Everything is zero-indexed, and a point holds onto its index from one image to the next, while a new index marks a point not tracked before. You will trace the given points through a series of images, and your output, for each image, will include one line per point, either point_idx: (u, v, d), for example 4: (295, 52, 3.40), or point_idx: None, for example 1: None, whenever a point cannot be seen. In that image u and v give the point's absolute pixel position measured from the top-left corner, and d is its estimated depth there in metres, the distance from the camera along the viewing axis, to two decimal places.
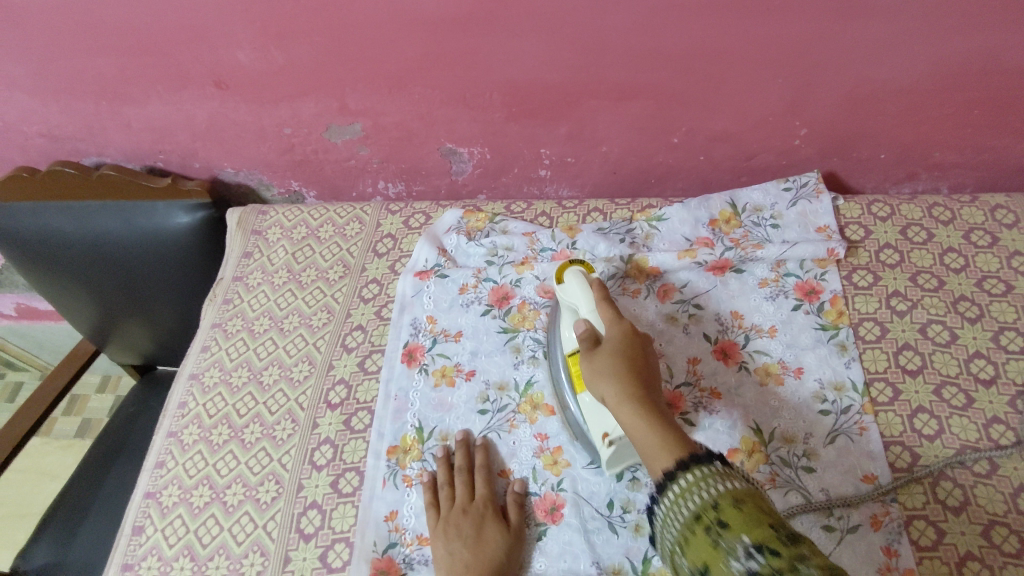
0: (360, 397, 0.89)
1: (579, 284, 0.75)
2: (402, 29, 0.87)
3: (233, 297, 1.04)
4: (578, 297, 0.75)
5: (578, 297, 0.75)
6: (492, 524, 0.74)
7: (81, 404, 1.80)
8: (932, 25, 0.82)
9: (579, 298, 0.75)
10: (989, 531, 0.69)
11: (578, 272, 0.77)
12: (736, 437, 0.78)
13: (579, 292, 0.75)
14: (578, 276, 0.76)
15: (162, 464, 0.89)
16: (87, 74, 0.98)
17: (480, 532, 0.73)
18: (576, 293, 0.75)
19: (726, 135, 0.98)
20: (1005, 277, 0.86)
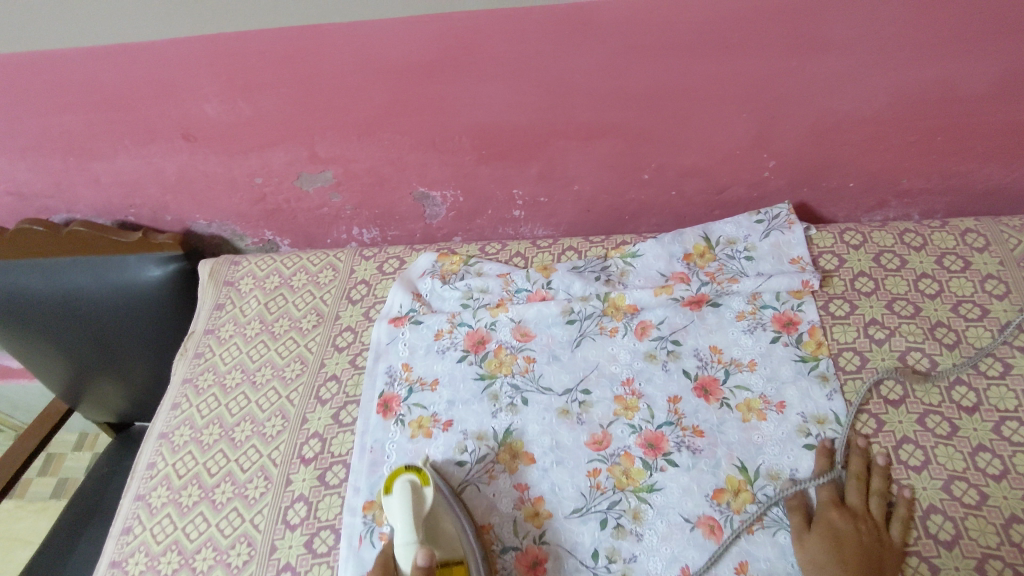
0: (335, 451, 0.86)
1: (404, 508, 0.69)
2: (368, 78, 0.88)
3: (204, 350, 1.01)
4: (400, 524, 0.69)
5: (400, 521, 0.69)
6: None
7: (56, 463, 1.75)
8: (889, 58, 0.84)
9: (399, 523, 0.69)
10: (982, 564, 0.68)
11: (409, 483, 0.71)
12: (721, 477, 0.76)
13: (400, 514, 0.69)
14: (405, 491, 0.70)
15: (129, 530, 0.85)
16: (53, 131, 0.97)
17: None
18: (399, 520, 0.69)
19: (697, 170, 0.99)
20: (980, 301, 0.86)
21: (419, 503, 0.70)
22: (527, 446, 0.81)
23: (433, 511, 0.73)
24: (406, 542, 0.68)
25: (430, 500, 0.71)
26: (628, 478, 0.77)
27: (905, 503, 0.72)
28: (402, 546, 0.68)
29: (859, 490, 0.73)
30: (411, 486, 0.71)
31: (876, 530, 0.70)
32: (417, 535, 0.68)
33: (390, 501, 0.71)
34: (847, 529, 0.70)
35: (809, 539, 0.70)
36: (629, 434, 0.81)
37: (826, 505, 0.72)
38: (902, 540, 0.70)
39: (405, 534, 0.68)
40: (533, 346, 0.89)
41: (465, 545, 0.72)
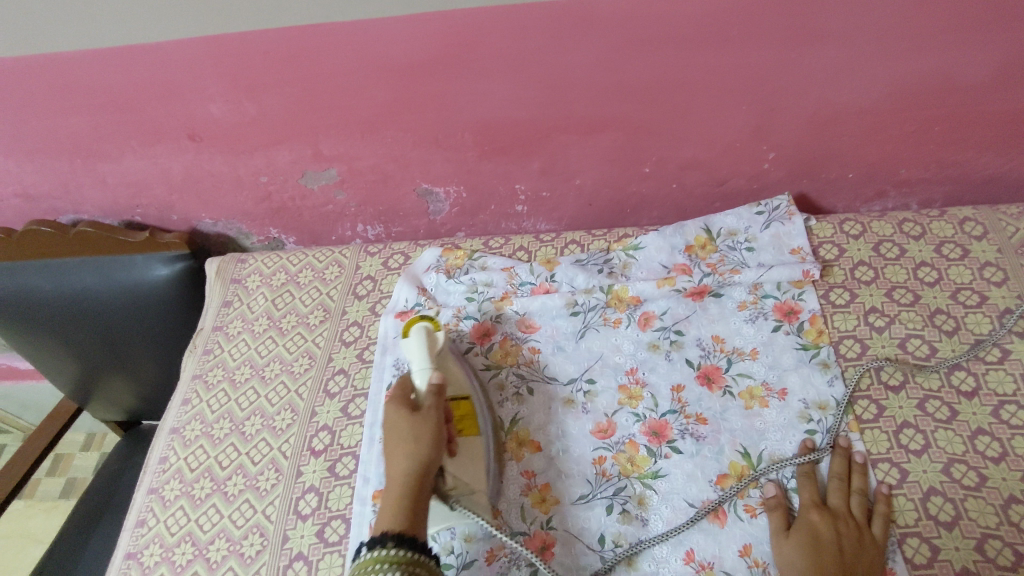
0: (344, 442, 0.88)
1: (421, 344, 0.77)
2: (371, 76, 0.89)
3: (213, 347, 1.03)
4: (416, 356, 0.76)
5: (416, 354, 0.76)
6: (395, 413, 0.69)
7: (65, 463, 1.76)
8: (885, 49, 0.85)
9: (416, 354, 0.76)
10: (982, 544, 0.69)
11: (425, 328, 0.80)
12: (725, 463, 0.77)
13: (417, 350, 0.77)
14: (422, 334, 0.79)
15: (143, 523, 0.87)
16: (61, 133, 0.98)
17: (387, 420, 0.70)
18: (416, 353, 0.77)
19: (697, 162, 1.00)
20: (978, 288, 0.87)
21: (432, 342, 0.79)
22: (533, 434, 0.83)
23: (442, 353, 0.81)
24: (422, 369, 0.76)
25: (442, 339, 0.80)
26: (633, 465, 0.79)
27: (884, 501, 0.72)
28: (418, 372, 0.76)
29: (841, 491, 0.73)
30: (425, 332, 0.79)
31: (857, 528, 0.70)
32: (432, 364, 0.76)
33: (409, 342, 0.78)
34: (827, 531, 0.70)
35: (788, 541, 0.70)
36: (633, 422, 0.82)
37: (808, 506, 0.72)
38: (883, 536, 0.70)
39: (421, 362, 0.76)
40: (538, 337, 0.90)
41: (468, 384, 0.82)
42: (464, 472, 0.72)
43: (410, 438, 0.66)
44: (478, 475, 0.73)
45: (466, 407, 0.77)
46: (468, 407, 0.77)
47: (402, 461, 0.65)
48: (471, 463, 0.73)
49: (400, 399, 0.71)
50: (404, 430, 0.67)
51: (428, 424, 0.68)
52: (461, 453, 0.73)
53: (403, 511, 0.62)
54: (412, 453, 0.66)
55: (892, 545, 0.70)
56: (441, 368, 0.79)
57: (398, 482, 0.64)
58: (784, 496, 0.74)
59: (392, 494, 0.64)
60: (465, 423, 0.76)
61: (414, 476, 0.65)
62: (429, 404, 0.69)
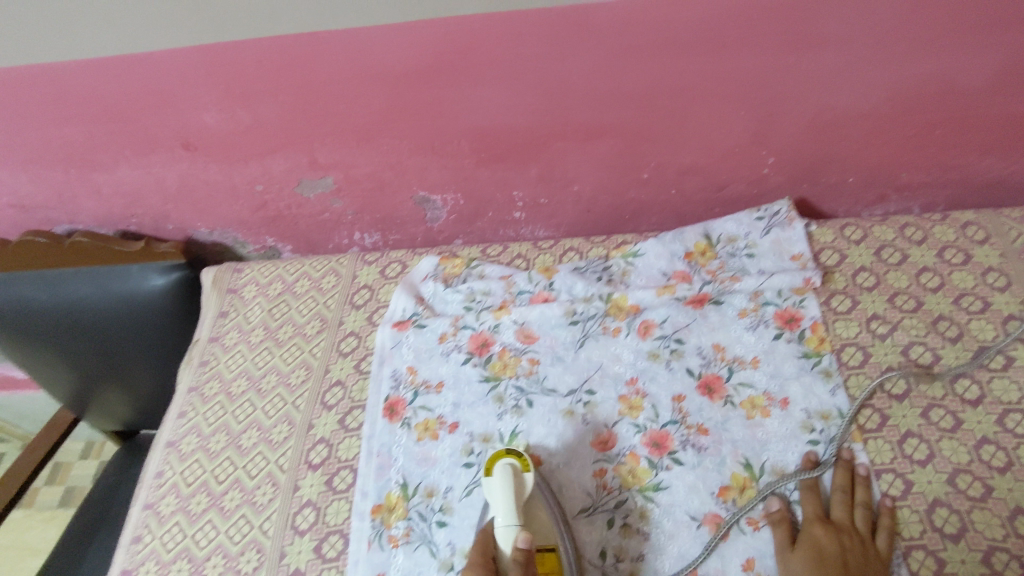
0: (342, 455, 0.87)
1: (507, 489, 0.72)
2: (366, 84, 0.88)
3: (209, 358, 1.02)
4: (501, 504, 0.72)
5: (501, 504, 0.72)
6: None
7: (63, 472, 1.75)
8: (885, 53, 0.84)
9: (500, 500, 0.72)
10: (989, 557, 0.68)
11: (510, 467, 0.74)
12: (727, 474, 0.77)
13: (502, 497, 0.72)
14: (509, 474, 0.74)
15: (139, 539, 0.86)
16: (54, 143, 0.97)
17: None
18: (500, 496, 0.72)
19: (696, 168, 0.99)
20: (982, 294, 0.86)
21: (520, 487, 0.74)
22: (533, 447, 0.82)
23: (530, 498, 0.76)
24: (507, 523, 0.70)
25: (530, 483, 0.75)
26: (635, 478, 0.78)
27: (889, 513, 0.71)
28: (502, 527, 0.70)
29: (844, 503, 0.73)
30: (512, 470, 0.74)
31: (862, 542, 0.69)
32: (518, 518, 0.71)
33: (491, 483, 0.74)
34: (831, 546, 0.69)
35: (792, 555, 0.69)
36: (634, 434, 0.81)
37: (812, 520, 0.72)
38: (888, 549, 0.69)
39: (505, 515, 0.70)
40: (537, 348, 0.89)
41: (557, 533, 0.74)
42: None
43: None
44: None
45: (552, 565, 0.71)
46: (555, 565, 0.71)
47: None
48: None
49: (483, 569, 0.66)
50: None
51: None
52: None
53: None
54: None
55: (897, 559, 0.69)
56: (526, 525, 0.73)
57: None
58: (787, 510, 0.73)
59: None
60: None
61: None
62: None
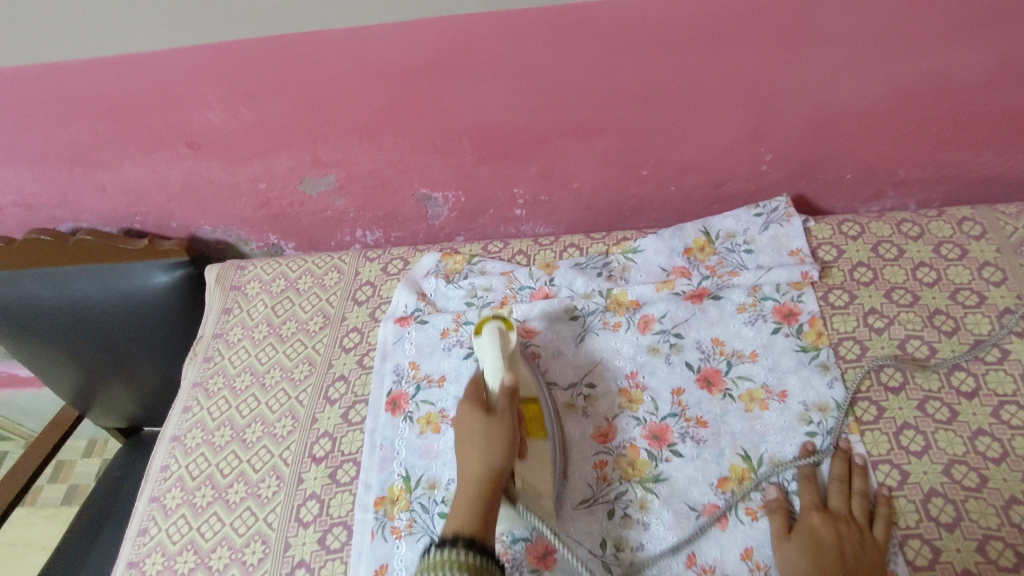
0: (345, 449, 0.88)
1: (494, 344, 0.77)
2: (368, 82, 0.89)
3: (213, 354, 1.03)
4: (488, 357, 0.77)
5: (490, 354, 0.77)
6: (470, 415, 0.73)
7: (67, 470, 1.76)
8: (880, 50, 0.85)
9: (488, 354, 0.77)
10: (984, 546, 0.69)
11: (497, 328, 0.79)
12: (726, 466, 0.78)
13: (491, 351, 0.77)
14: (495, 335, 0.78)
15: (145, 531, 0.87)
16: (59, 142, 0.98)
17: (462, 424, 0.73)
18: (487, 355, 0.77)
19: (695, 165, 1.00)
20: (977, 288, 0.87)
21: (505, 343, 0.79)
22: None
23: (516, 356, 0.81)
24: (494, 369, 0.76)
25: (515, 341, 0.80)
26: (634, 469, 0.79)
27: (885, 502, 0.72)
28: (489, 373, 0.76)
29: (842, 492, 0.73)
30: (498, 332, 0.79)
31: (859, 531, 0.70)
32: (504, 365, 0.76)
33: (481, 340, 0.79)
34: (827, 534, 0.70)
35: (789, 543, 0.70)
36: (633, 426, 0.82)
37: (809, 509, 0.72)
38: (885, 538, 0.70)
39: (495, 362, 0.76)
40: (538, 342, 0.90)
41: (536, 386, 0.82)
42: (531, 475, 0.75)
43: (484, 442, 0.70)
44: (545, 479, 0.75)
45: (534, 409, 0.79)
46: (535, 409, 0.79)
47: (473, 463, 0.69)
48: (538, 466, 0.76)
49: (474, 402, 0.74)
50: (477, 438, 0.71)
51: (500, 431, 0.71)
52: (529, 456, 0.76)
53: (473, 513, 0.65)
54: (484, 458, 0.69)
55: (894, 547, 0.70)
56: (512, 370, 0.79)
57: (468, 487, 0.68)
58: (785, 499, 0.74)
59: (463, 493, 0.67)
60: (535, 425, 0.78)
61: (485, 487, 0.68)
62: (502, 407, 0.73)
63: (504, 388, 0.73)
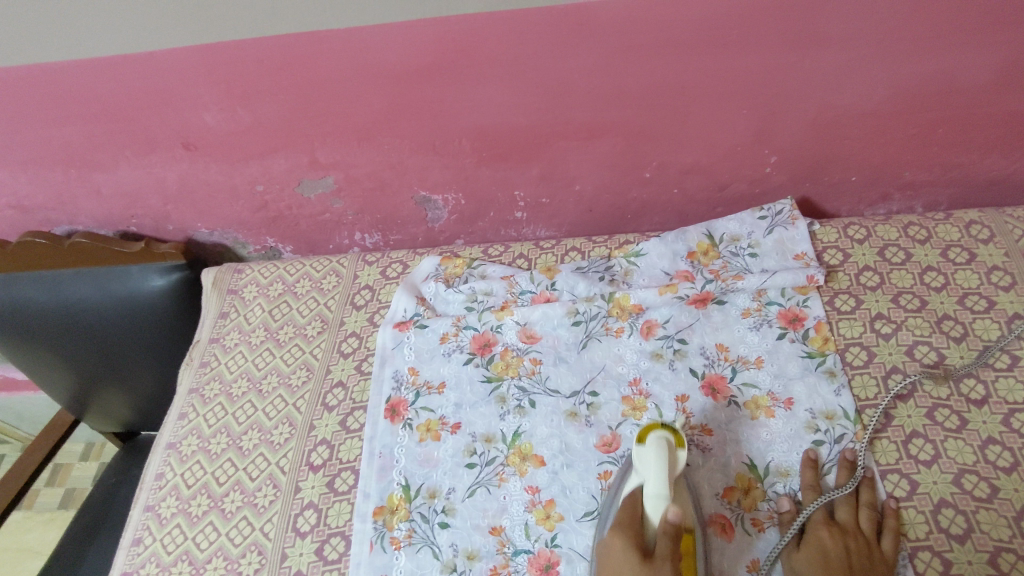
0: (343, 457, 0.86)
1: (660, 465, 0.66)
2: (366, 83, 0.88)
3: (209, 359, 1.01)
4: (651, 477, 0.67)
5: (653, 475, 0.66)
6: (624, 557, 0.64)
7: (64, 474, 1.75)
8: (888, 51, 0.83)
9: (650, 473, 0.67)
10: (995, 558, 0.67)
11: (664, 439, 0.68)
12: (732, 475, 0.76)
13: (654, 468, 0.67)
14: (662, 445, 0.68)
15: (140, 541, 0.86)
16: (53, 144, 0.97)
17: (613, 557, 0.65)
18: (652, 468, 0.67)
19: (698, 167, 0.99)
20: (986, 293, 0.86)
21: (672, 463, 0.68)
22: (536, 448, 0.81)
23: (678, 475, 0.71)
24: (656, 495, 0.66)
25: (684, 461, 0.69)
26: None
27: (894, 514, 0.71)
28: (652, 496, 0.66)
29: (849, 504, 0.72)
30: (666, 443, 0.68)
31: (867, 543, 0.68)
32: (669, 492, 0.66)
33: (642, 450, 0.69)
34: (837, 549, 0.68)
35: (795, 557, 0.69)
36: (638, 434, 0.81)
37: (818, 522, 0.71)
38: (894, 551, 0.68)
39: (657, 485, 0.66)
40: (540, 348, 0.89)
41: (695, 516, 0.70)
42: None
43: None
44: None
45: (690, 543, 0.66)
46: (691, 548, 0.67)
47: None
48: None
49: (630, 537, 0.65)
50: None
51: None
52: None
53: None
54: None
55: (902, 560, 0.69)
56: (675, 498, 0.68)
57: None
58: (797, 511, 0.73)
59: None
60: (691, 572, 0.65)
61: None
62: (662, 553, 0.63)
63: (667, 522, 0.64)
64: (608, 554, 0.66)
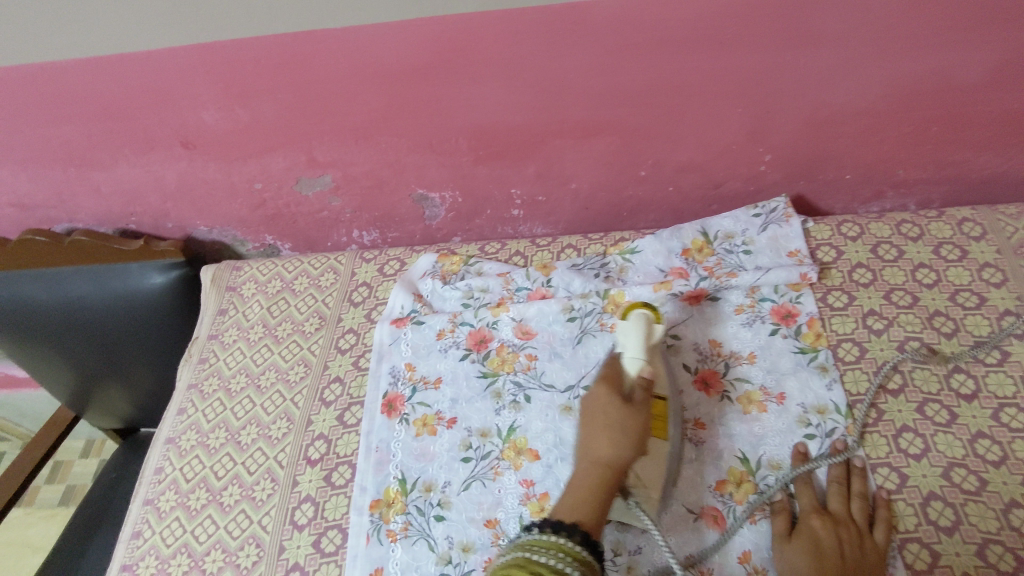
0: (340, 451, 0.87)
1: (638, 335, 0.72)
2: (363, 82, 0.89)
3: (208, 355, 1.02)
4: (630, 342, 0.72)
5: (631, 341, 0.72)
6: (606, 398, 0.69)
7: (64, 471, 1.76)
8: (879, 50, 0.84)
9: (629, 338, 0.73)
10: (983, 549, 0.68)
11: (644, 317, 0.74)
12: (724, 468, 0.77)
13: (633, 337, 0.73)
14: (642, 322, 0.74)
15: (139, 534, 0.86)
16: (53, 142, 0.98)
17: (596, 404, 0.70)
18: (631, 337, 0.73)
19: (693, 165, 1.00)
20: (977, 289, 0.87)
21: (650, 334, 0.74)
22: (531, 442, 0.82)
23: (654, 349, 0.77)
24: (634, 354, 0.72)
25: (659, 334, 0.75)
26: None
27: (885, 505, 0.71)
28: (630, 356, 0.72)
29: (840, 495, 0.73)
30: (645, 320, 0.75)
31: (859, 533, 0.69)
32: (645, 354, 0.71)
33: (624, 325, 0.74)
34: (829, 537, 0.68)
35: (787, 546, 0.69)
36: None
37: (810, 512, 0.71)
38: (885, 542, 0.69)
39: (635, 349, 0.71)
40: (535, 344, 0.90)
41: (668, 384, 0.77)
42: (647, 470, 0.71)
43: (617, 429, 0.66)
44: (657, 477, 0.71)
45: (660, 406, 0.74)
46: (662, 409, 0.74)
47: (603, 447, 0.66)
48: (657, 464, 0.71)
49: (611, 385, 0.71)
50: (611, 419, 0.67)
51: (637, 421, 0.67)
52: (652, 452, 0.71)
53: (597, 495, 0.64)
54: (617, 442, 0.66)
55: (892, 551, 0.69)
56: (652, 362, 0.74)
57: (594, 468, 0.66)
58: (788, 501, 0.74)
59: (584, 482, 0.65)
60: (659, 423, 0.73)
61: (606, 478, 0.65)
62: (640, 398, 0.69)
63: (643, 377, 0.70)
64: (589, 400, 0.71)
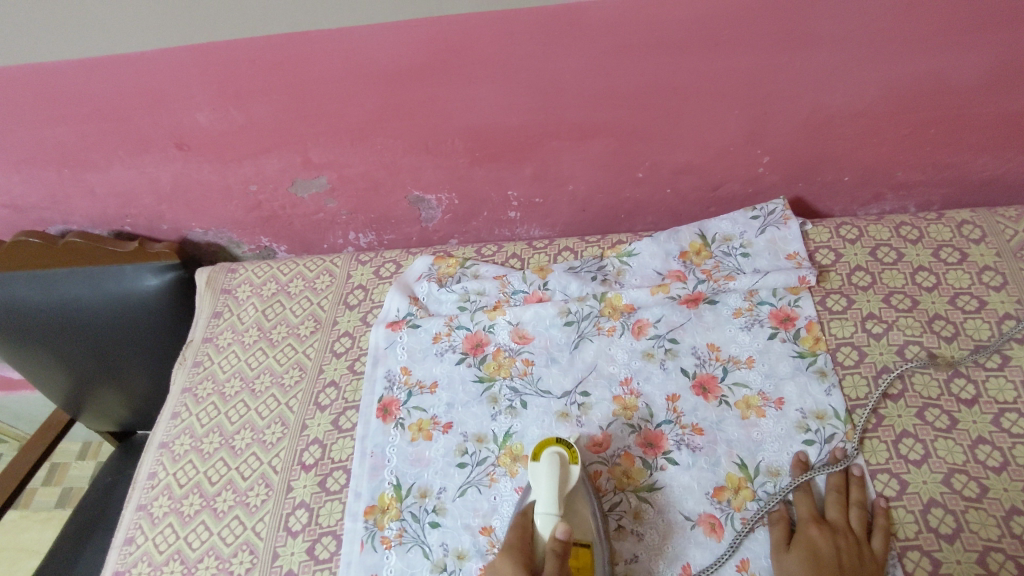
0: (335, 456, 0.86)
1: (551, 478, 0.71)
2: (358, 83, 0.88)
3: (203, 358, 1.02)
4: (542, 494, 0.70)
5: (544, 492, 0.70)
6: (512, 566, 0.62)
7: (60, 473, 1.75)
8: (879, 52, 0.83)
9: (542, 487, 0.71)
10: (984, 557, 0.68)
11: (557, 455, 0.73)
12: (721, 475, 0.76)
13: (545, 484, 0.71)
14: (554, 462, 0.72)
15: (132, 540, 0.86)
16: (46, 144, 0.97)
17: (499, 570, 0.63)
18: (541, 483, 0.71)
19: (691, 167, 0.99)
20: (977, 293, 0.86)
21: (564, 478, 0.72)
22: (528, 449, 0.81)
23: (574, 494, 0.73)
24: (546, 508, 0.68)
25: (575, 476, 0.72)
26: (629, 478, 0.77)
27: (884, 514, 0.71)
28: (542, 510, 0.68)
29: (839, 504, 0.72)
30: (558, 459, 0.73)
31: (857, 543, 0.68)
32: (558, 505, 0.69)
33: (536, 469, 0.73)
34: (827, 547, 0.68)
35: (785, 555, 0.69)
36: (628, 433, 0.81)
37: (808, 520, 0.71)
38: (884, 551, 0.68)
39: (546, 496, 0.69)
40: (531, 349, 0.89)
41: (594, 533, 0.71)
42: None
43: None
44: None
45: (584, 558, 0.67)
46: (586, 562, 0.67)
47: None
48: None
49: (519, 549, 0.64)
50: None
51: None
52: None
53: None
54: None
55: (892, 559, 0.69)
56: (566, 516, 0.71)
57: None
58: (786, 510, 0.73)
59: None
60: None
61: None
62: (551, 565, 0.62)
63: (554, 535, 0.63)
64: (495, 573, 0.63)
